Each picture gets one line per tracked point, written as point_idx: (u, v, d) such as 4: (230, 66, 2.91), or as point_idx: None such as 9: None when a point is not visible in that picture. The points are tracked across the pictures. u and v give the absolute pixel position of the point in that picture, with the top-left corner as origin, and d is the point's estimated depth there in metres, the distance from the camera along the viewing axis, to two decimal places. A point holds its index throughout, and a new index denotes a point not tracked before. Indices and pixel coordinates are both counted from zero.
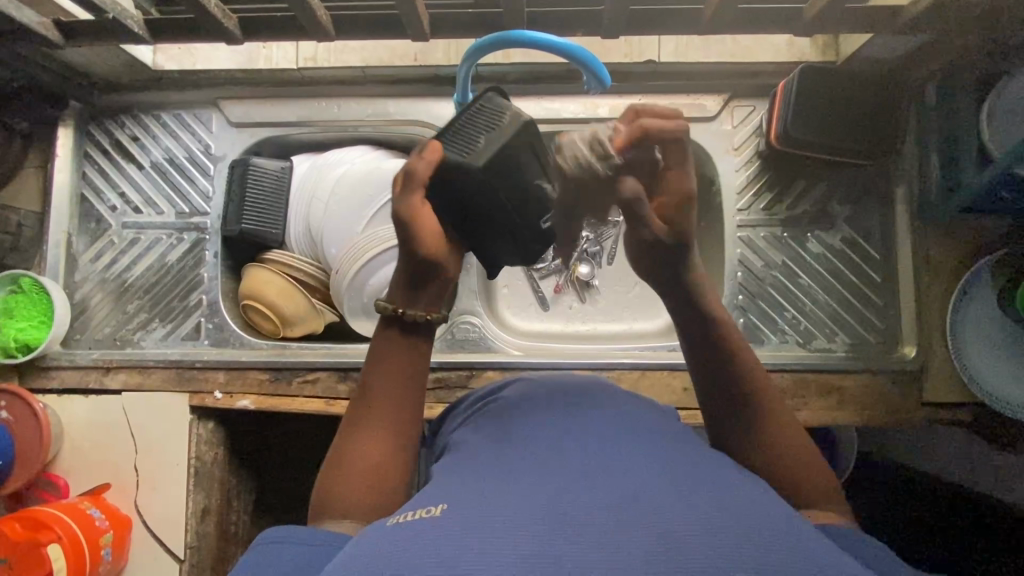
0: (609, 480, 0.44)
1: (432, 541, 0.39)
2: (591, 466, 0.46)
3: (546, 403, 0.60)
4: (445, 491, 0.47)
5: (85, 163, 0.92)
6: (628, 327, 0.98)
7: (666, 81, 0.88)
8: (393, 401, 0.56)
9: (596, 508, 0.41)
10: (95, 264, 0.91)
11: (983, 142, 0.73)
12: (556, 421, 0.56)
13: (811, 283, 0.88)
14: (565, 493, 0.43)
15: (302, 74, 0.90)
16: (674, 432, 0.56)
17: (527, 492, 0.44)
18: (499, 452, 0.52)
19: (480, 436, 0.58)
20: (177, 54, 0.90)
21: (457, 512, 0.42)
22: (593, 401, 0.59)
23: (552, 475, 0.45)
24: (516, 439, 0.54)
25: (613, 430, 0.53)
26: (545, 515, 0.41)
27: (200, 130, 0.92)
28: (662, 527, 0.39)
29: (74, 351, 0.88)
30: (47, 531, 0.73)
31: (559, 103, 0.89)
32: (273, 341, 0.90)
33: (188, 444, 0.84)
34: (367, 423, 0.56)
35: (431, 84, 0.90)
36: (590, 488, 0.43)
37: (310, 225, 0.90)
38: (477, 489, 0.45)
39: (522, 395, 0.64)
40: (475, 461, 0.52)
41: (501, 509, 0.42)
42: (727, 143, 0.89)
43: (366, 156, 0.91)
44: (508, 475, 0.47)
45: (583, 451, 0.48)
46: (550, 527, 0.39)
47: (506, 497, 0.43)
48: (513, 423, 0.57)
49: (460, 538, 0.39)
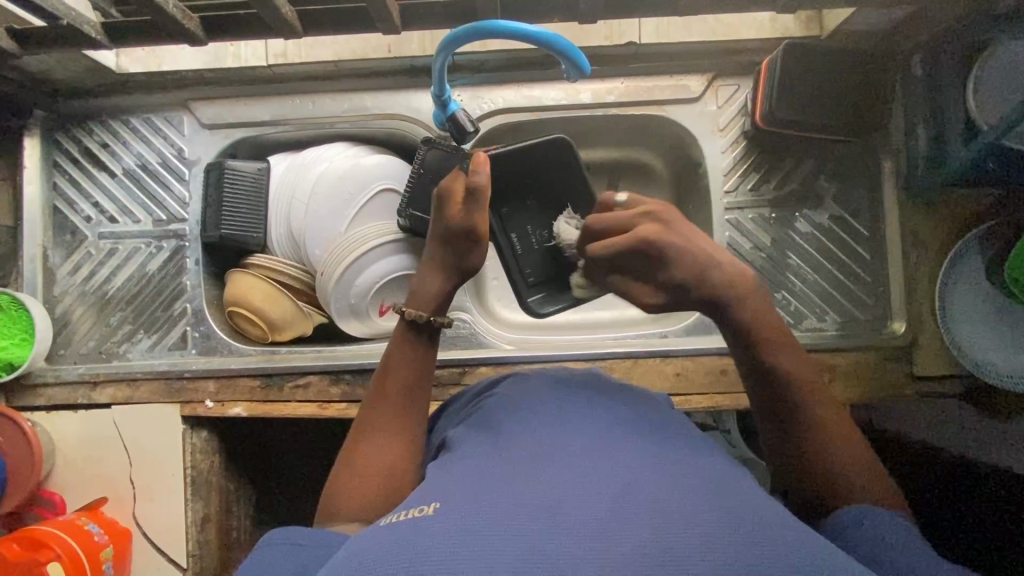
0: (605, 477, 0.43)
1: (429, 542, 0.38)
2: (588, 462, 0.45)
3: (537, 401, 0.59)
4: (439, 489, 0.46)
5: (55, 173, 0.90)
6: (618, 314, 0.98)
7: (648, 63, 0.86)
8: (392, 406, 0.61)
9: (593, 504, 0.40)
10: (74, 277, 0.89)
11: (970, 113, 0.73)
12: (551, 416, 0.55)
13: (800, 263, 0.87)
14: (563, 489, 0.42)
15: (273, 70, 0.87)
16: (664, 423, 0.56)
17: (523, 488, 0.43)
18: (492, 449, 0.51)
19: (473, 435, 0.57)
20: (141, 56, 0.87)
21: (451, 511, 0.41)
22: (585, 397, 0.59)
23: (549, 470, 0.45)
24: (510, 435, 0.53)
25: (606, 425, 0.52)
26: (540, 513, 0.40)
27: (172, 134, 0.89)
28: (663, 523, 0.38)
29: (59, 366, 0.87)
30: (46, 550, 0.73)
31: (539, 90, 0.87)
32: (261, 346, 0.89)
33: (182, 453, 0.83)
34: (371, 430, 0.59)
35: (408, 76, 0.88)
36: (587, 485, 0.42)
37: (291, 227, 0.88)
38: (472, 487, 0.45)
39: (516, 392, 0.63)
40: (467, 459, 0.51)
41: (497, 505, 0.41)
42: (713, 125, 0.87)
43: (345, 152, 0.88)
44: (502, 471, 0.46)
45: (580, 446, 0.48)
46: (547, 524, 0.39)
47: (501, 494, 0.42)
48: (505, 421, 0.57)
49: (458, 538, 0.38)
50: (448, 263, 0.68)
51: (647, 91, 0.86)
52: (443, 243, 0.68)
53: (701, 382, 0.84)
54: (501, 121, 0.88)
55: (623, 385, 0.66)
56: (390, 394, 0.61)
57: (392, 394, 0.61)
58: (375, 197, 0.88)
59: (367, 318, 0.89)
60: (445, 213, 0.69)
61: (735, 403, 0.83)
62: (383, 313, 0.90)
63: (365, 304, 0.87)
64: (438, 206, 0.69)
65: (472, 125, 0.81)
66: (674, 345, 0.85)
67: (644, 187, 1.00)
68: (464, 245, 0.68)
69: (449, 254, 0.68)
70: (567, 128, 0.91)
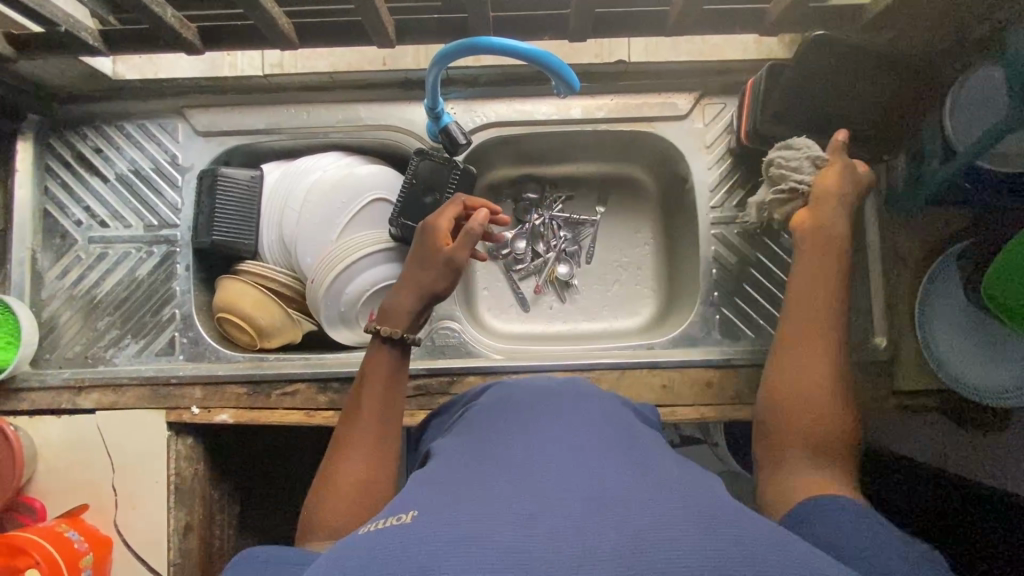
0: (582, 485, 0.44)
1: (405, 547, 0.38)
2: (567, 472, 0.46)
3: (519, 409, 0.60)
4: (417, 497, 0.46)
5: (47, 177, 0.90)
6: (607, 325, 0.99)
7: (637, 80, 0.88)
8: (369, 421, 0.62)
9: (571, 511, 0.41)
10: (63, 281, 0.89)
11: (946, 134, 0.75)
12: (530, 425, 0.55)
13: (784, 277, 0.89)
14: (539, 498, 0.42)
15: (269, 80, 0.88)
16: (645, 432, 0.57)
17: (500, 496, 0.43)
18: (470, 458, 0.52)
19: (454, 444, 0.57)
20: (138, 63, 0.88)
21: (428, 518, 0.41)
22: (565, 407, 0.59)
23: (529, 478, 0.45)
24: (490, 445, 0.53)
25: (587, 431, 0.53)
26: (517, 521, 0.40)
27: (166, 141, 0.90)
28: (635, 528, 0.39)
29: (44, 371, 0.86)
30: (26, 556, 0.72)
31: (531, 105, 0.89)
32: (249, 353, 0.89)
33: (167, 460, 0.83)
34: (349, 445, 0.61)
35: (402, 89, 0.89)
36: (563, 495, 0.43)
37: (282, 235, 0.88)
38: (450, 495, 0.45)
39: (498, 401, 0.64)
40: (449, 466, 0.51)
41: (471, 513, 0.41)
42: (699, 141, 0.89)
43: (338, 161, 0.89)
44: (478, 481, 0.46)
45: (560, 455, 0.48)
46: (523, 528, 0.39)
47: (475, 504, 0.42)
48: (487, 429, 0.57)
49: (435, 541, 0.38)
50: (423, 286, 0.71)
51: (636, 108, 0.89)
52: (422, 269, 0.72)
53: (687, 393, 0.85)
54: (494, 134, 0.90)
55: (610, 395, 0.68)
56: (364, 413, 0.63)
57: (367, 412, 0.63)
58: (367, 206, 0.88)
59: (357, 326, 0.89)
60: (435, 238, 0.72)
61: (720, 415, 0.84)
62: None
63: (355, 312, 0.88)
64: (415, 258, 0.73)
65: (465, 137, 0.83)
66: (661, 356, 0.86)
67: (632, 201, 1.02)
68: (445, 280, 0.72)
69: (427, 286, 0.71)
70: (558, 142, 0.94)
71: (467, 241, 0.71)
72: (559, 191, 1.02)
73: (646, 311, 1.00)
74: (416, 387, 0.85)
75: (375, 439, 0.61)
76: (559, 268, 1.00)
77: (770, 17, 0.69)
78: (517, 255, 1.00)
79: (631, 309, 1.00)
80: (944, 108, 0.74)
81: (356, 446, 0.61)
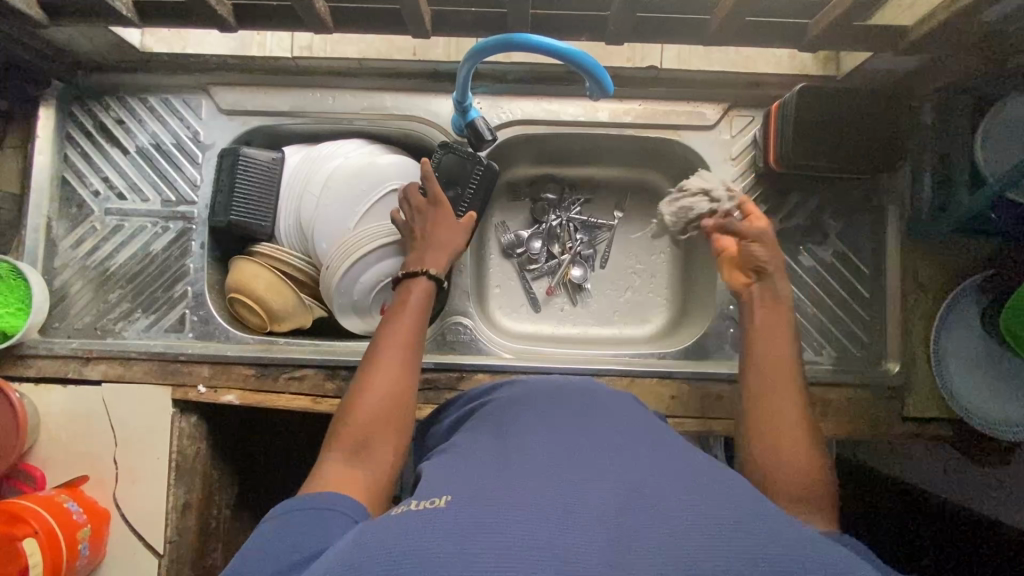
0: (610, 486, 0.43)
1: (441, 534, 0.38)
2: (594, 468, 0.45)
3: (538, 404, 0.59)
4: (446, 484, 0.46)
5: (67, 145, 0.89)
6: (617, 330, 0.99)
7: (667, 87, 0.88)
8: (400, 343, 0.64)
9: (598, 508, 0.40)
10: (76, 250, 0.89)
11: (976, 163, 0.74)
12: (549, 420, 0.55)
13: (800, 294, 0.89)
14: (570, 492, 0.42)
15: (298, 63, 0.87)
16: (663, 431, 0.56)
17: (532, 487, 0.43)
18: (499, 446, 0.51)
19: (478, 435, 0.57)
20: (166, 36, 0.87)
21: (459, 507, 0.41)
22: (590, 403, 0.59)
23: (552, 472, 0.45)
24: (520, 434, 0.53)
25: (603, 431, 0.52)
26: (549, 515, 0.40)
27: (189, 116, 0.89)
28: (668, 527, 0.39)
29: (52, 340, 0.86)
30: (22, 525, 0.71)
31: (558, 105, 0.88)
32: (259, 335, 0.88)
33: (170, 437, 0.82)
34: (378, 363, 0.62)
35: (430, 80, 0.89)
36: (593, 492, 0.42)
37: (300, 219, 0.88)
38: (483, 481, 0.45)
39: (515, 395, 0.63)
40: (471, 455, 0.51)
41: (503, 504, 0.41)
42: (725, 153, 0.89)
43: (361, 149, 0.89)
44: (504, 471, 0.46)
45: (586, 450, 0.48)
46: (557, 526, 0.39)
47: (510, 491, 0.42)
48: (507, 421, 0.57)
49: (471, 535, 0.38)
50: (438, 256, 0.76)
51: (664, 115, 0.88)
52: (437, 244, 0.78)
53: (697, 406, 0.84)
54: (519, 132, 0.89)
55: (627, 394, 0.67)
56: (388, 353, 0.63)
57: (391, 352, 0.63)
58: (388, 195, 0.88)
59: (368, 315, 0.89)
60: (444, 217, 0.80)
61: (727, 429, 0.84)
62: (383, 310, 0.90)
63: (367, 301, 0.87)
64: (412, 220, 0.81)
65: (491, 133, 0.82)
66: (672, 366, 0.86)
67: (651, 208, 1.01)
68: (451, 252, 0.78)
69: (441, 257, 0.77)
70: (582, 144, 0.93)
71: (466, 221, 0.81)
72: (578, 193, 1.01)
73: (658, 319, 0.99)
74: (425, 380, 0.84)
75: (404, 359, 0.63)
76: (573, 270, 1.00)
77: (810, 32, 0.69)
78: (531, 255, 0.99)
79: (643, 317, 0.99)
80: (977, 138, 0.73)
81: (386, 366, 0.62)
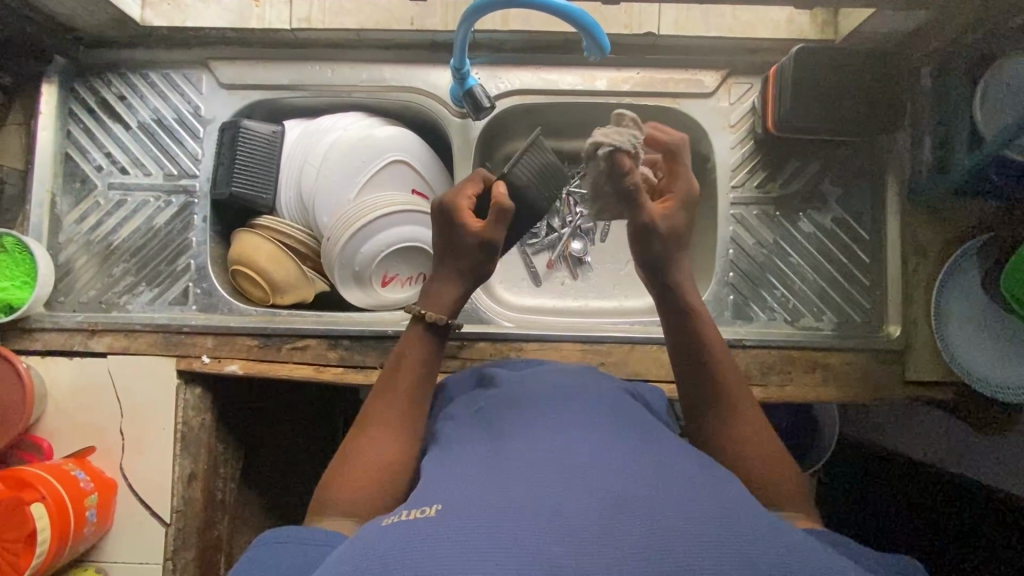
0: (602, 478, 0.43)
1: (425, 546, 0.38)
2: (587, 466, 0.45)
3: (535, 394, 0.59)
4: (437, 488, 0.45)
5: (70, 121, 0.90)
6: (619, 303, 0.99)
7: (665, 54, 0.88)
8: (401, 400, 0.62)
9: (588, 501, 0.41)
10: (81, 225, 0.89)
11: (976, 125, 0.74)
12: (546, 412, 0.55)
13: (800, 262, 0.89)
14: (560, 492, 0.42)
15: (297, 35, 0.88)
16: (653, 423, 0.56)
17: (523, 490, 0.42)
18: (494, 443, 0.51)
19: (470, 430, 0.56)
20: (165, 10, 0.87)
21: (451, 512, 0.41)
22: (583, 397, 0.58)
23: (544, 467, 0.45)
24: (512, 433, 0.52)
25: (595, 420, 0.53)
26: (539, 517, 0.40)
27: (190, 91, 0.90)
28: (655, 521, 0.39)
29: (57, 313, 0.87)
30: (31, 491, 0.72)
31: (556, 74, 0.88)
32: (262, 308, 0.89)
33: (175, 408, 0.83)
34: (379, 424, 0.61)
35: (429, 51, 0.89)
36: (588, 489, 0.42)
37: (301, 191, 0.88)
38: (473, 486, 0.44)
39: (514, 385, 0.63)
40: (467, 452, 0.51)
41: (493, 505, 0.41)
42: (723, 120, 0.89)
43: (360, 121, 0.89)
44: (498, 469, 0.46)
45: (579, 447, 0.47)
46: (545, 522, 0.39)
47: (500, 496, 0.42)
48: (505, 412, 0.57)
49: (461, 539, 0.38)
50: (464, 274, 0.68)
51: (662, 83, 0.88)
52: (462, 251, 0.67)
53: None
54: (517, 102, 0.89)
55: (621, 388, 0.66)
56: (388, 402, 0.62)
57: (390, 403, 0.62)
58: (387, 167, 0.88)
59: (369, 288, 0.89)
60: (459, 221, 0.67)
61: None
62: (385, 284, 0.90)
63: (368, 273, 0.87)
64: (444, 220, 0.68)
65: (489, 100, 0.82)
66: None
67: None
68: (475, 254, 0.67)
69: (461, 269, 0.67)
70: (581, 116, 0.93)
71: (500, 217, 0.65)
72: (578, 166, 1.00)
73: None
74: None
75: (406, 418, 0.62)
76: (573, 243, 1.00)
77: None
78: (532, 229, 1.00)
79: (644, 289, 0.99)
80: (976, 100, 0.74)
81: (387, 426, 0.61)
